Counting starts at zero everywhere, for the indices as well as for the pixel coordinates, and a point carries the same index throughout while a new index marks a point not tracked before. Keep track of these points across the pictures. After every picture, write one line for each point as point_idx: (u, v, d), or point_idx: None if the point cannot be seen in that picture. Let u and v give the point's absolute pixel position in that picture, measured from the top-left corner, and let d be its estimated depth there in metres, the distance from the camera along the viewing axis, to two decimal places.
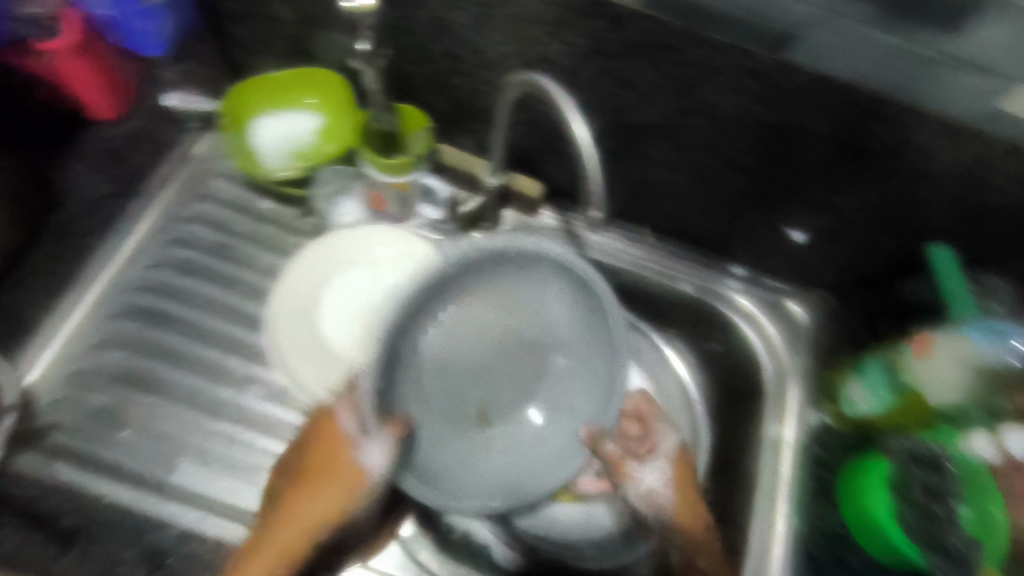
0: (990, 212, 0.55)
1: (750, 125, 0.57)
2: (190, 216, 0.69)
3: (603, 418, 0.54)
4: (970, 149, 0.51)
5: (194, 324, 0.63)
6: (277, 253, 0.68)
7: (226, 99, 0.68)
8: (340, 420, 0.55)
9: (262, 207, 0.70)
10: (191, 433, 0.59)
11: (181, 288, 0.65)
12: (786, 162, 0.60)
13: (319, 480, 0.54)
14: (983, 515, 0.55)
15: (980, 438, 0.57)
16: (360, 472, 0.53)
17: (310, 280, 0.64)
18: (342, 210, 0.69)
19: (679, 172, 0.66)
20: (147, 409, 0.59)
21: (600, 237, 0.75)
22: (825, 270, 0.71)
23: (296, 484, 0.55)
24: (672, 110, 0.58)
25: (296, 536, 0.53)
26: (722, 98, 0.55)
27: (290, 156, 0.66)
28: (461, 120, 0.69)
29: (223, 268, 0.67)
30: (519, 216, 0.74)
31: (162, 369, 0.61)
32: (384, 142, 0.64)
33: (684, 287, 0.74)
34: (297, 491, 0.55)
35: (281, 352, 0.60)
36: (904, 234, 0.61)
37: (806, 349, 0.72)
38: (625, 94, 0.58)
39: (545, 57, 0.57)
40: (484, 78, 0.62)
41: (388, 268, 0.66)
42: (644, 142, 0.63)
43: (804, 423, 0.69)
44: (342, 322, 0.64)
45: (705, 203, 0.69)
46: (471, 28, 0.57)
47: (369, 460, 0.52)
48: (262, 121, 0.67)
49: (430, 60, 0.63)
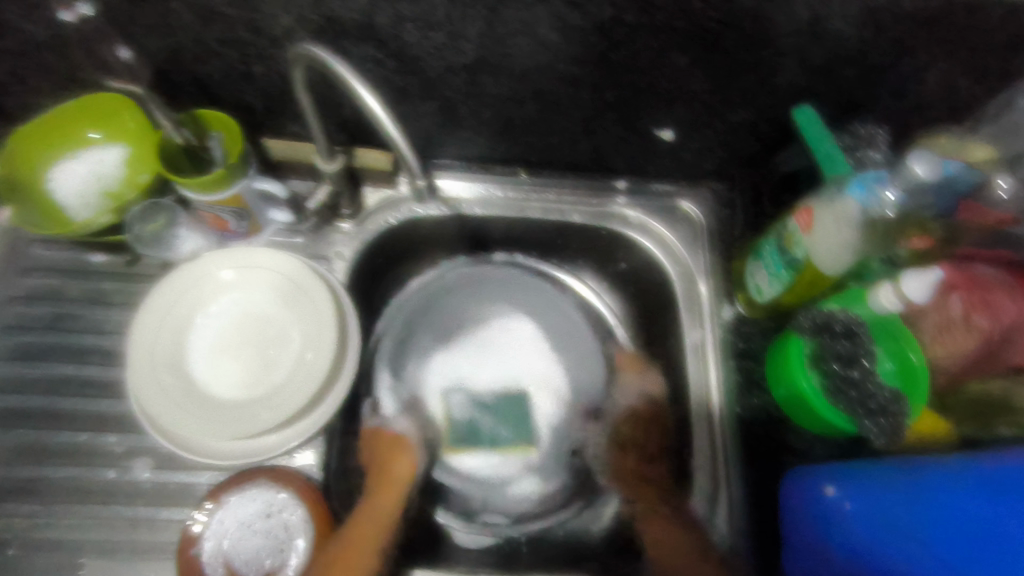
0: (837, 58, 0.52)
1: (572, 34, 0.52)
2: (16, 294, 0.62)
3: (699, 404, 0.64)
4: (796, 2, 0.47)
5: (55, 412, 0.58)
6: (126, 308, 0.61)
7: (1, 157, 0.57)
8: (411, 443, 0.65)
9: (94, 262, 0.63)
10: (88, 527, 0.55)
11: (30, 378, 0.59)
12: (625, 63, 0.55)
13: (393, 467, 0.62)
14: (905, 364, 0.55)
15: (884, 290, 0.55)
16: (409, 444, 0.64)
17: (163, 327, 0.58)
18: (183, 243, 0.62)
19: (525, 101, 0.60)
20: (30, 517, 0.55)
21: (473, 191, 0.70)
22: (707, 159, 0.68)
23: (371, 480, 0.61)
24: (486, 39, 0.52)
25: (387, 504, 0.59)
26: (531, 13, 0.49)
27: (101, 198, 0.60)
28: (279, 107, 0.61)
29: (69, 342, 0.60)
30: (382, 192, 0.68)
31: (33, 471, 0.56)
32: (194, 158, 0.58)
33: (574, 218, 0.70)
34: (382, 475, 0.61)
35: (152, 414, 0.54)
36: (765, 102, 0.58)
37: (708, 244, 0.69)
38: (432, 35, 0.52)
39: (330, 17, 0.50)
40: (279, 56, 0.55)
41: (241, 288, 0.60)
42: (476, 81, 0.57)
43: (719, 319, 0.67)
44: (214, 360, 0.58)
45: (563, 126, 0.64)
46: (234, 6, 0.49)
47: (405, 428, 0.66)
48: (58, 171, 0.60)
49: (213, 53, 0.54)
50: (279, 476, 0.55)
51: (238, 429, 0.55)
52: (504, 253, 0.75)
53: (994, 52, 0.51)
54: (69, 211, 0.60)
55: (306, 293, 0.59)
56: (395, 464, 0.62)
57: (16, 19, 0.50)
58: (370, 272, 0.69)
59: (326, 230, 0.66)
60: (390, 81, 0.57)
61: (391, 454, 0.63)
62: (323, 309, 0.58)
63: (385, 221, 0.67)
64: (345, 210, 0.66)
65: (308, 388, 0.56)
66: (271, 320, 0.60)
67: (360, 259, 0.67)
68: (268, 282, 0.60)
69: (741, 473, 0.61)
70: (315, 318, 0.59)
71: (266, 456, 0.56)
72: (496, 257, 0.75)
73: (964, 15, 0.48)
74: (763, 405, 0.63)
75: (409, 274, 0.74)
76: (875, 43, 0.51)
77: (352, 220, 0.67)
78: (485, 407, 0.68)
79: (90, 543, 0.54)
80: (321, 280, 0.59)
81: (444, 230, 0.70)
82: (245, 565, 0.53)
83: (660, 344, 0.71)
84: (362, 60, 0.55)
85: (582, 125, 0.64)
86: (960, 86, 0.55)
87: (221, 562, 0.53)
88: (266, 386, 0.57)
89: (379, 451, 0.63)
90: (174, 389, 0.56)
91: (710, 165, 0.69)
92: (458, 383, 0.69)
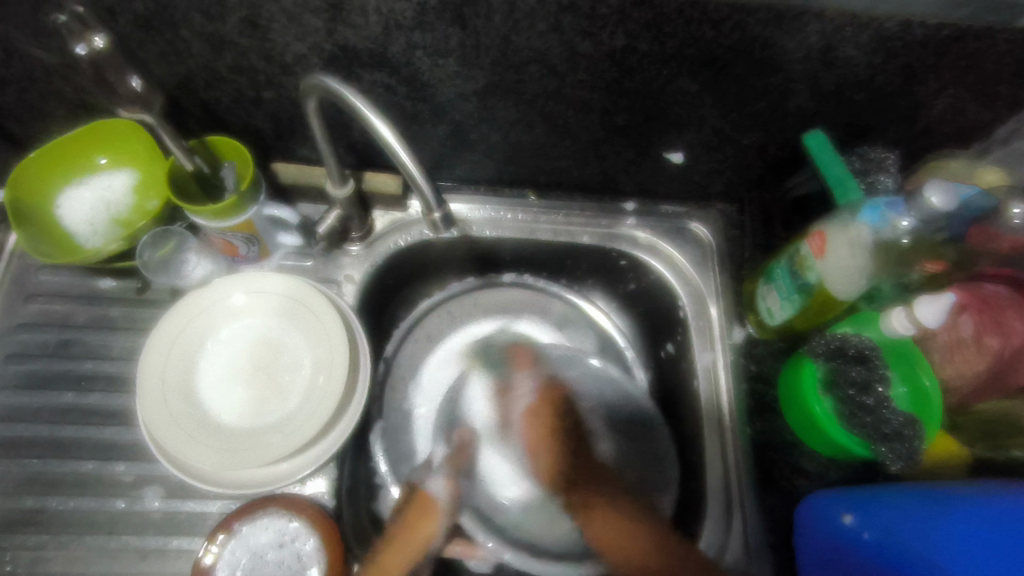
0: (848, 83, 0.52)
1: (583, 62, 0.52)
2: (22, 320, 0.61)
3: (709, 418, 0.64)
4: (809, 31, 0.47)
5: (62, 441, 0.57)
6: (133, 334, 0.61)
7: (8, 183, 0.57)
8: (437, 495, 0.60)
9: (102, 287, 0.62)
10: (94, 560, 0.54)
11: (36, 406, 0.58)
12: (636, 89, 0.55)
13: (420, 524, 0.58)
14: (917, 388, 0.55)
15: (896, 315, 0.55)
16: (434, 500, 0.59)
17: (174, 354, 0.57)
18: (192, 269, 0.62)
19: (535, 126, 0.60)
20: (35, 549, 0.54)
21: (483, 213, 0.70)
22: (715, 180, 0.68)
23: (398, 524, 0.57)
24: (498, 66, 0.52)
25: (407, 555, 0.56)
26: (544, 42, 0.49)
27: (110, 225, 0.59)
28: (288, 132, 0.61)
29: (76, 369, 0.59)
30: (390, 214, 0.68)
31: (40, 502, 0.56)
32: (203, 186, 0.58)
33: (583, 239, 0.70)
34: (410, 525, 0.57)
35: (162, 444, 0.54)
36: (776, 126, 0.59)
37: (718, 265, 0.69)
38: (443, 63, 0.52)
39: (342, 46, 0.50)
40: (289, 83, 0.55)
41: (251, 313, 0.60)
42: (487, 107, 0.57)
43: (730, 342, 0.66)
44: (225, 389, 0.58)
45: (573, 149, 0.64)
46: (245, 35, 0.49)
47: (436, 488, 0.60)
48: (67, 198, 0.60)
49: (223, 79, 0.54)
50: (288, 502, 0.55)
51: (249, 459, 0.54)
52: (514, 274, 0.75)
53: (1005, 79, 0.51)
54: (76, 236, 0.59)
55: (317, 319, 0.59)
56: (423, 521, 0.58)
57: (26, 47, 0.50)
58: (379, 294, 0.69)
59: (334, 253, 0.66)
60: (401, 106, 0.57)
61: (426, 510, 0.58)
62: (335, 336, 0.58)
63: (394, 244, 0.67)
64: (354, 233, 0.65)
65: (319, 415, 0.55)
66: (282, 345, 0.59)
67: (369, 282, 0.66)
68: (279, 307, 0.60)
69: (754, 499, 0.60)
70: (326, 344, 0.58)
71: (277, 484, 0.55)
72: (505, 277, 0.75)
73: (975, 44, 0.48)
74: (776, 428, 0.62)
75: (418, 295, 0.74)
76: (887, 69, 0.51)
77: (360, 243, 0.66)
78: (508, 427, 0.68)
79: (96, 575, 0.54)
80: (333, 306, 0.59)
81: (452, 252, 0.70)
82: None
83: (670, 365, 0.70)
84: (373, 86, 0.55)
85: (592, 149, 0.64)
86: (971, 110, 0.55)
87: None
88: (276, 414, 0.57)
89: (415, 498, 0.59)
90: (185, 418, 0.55)
91: (718, 185, 0.69)
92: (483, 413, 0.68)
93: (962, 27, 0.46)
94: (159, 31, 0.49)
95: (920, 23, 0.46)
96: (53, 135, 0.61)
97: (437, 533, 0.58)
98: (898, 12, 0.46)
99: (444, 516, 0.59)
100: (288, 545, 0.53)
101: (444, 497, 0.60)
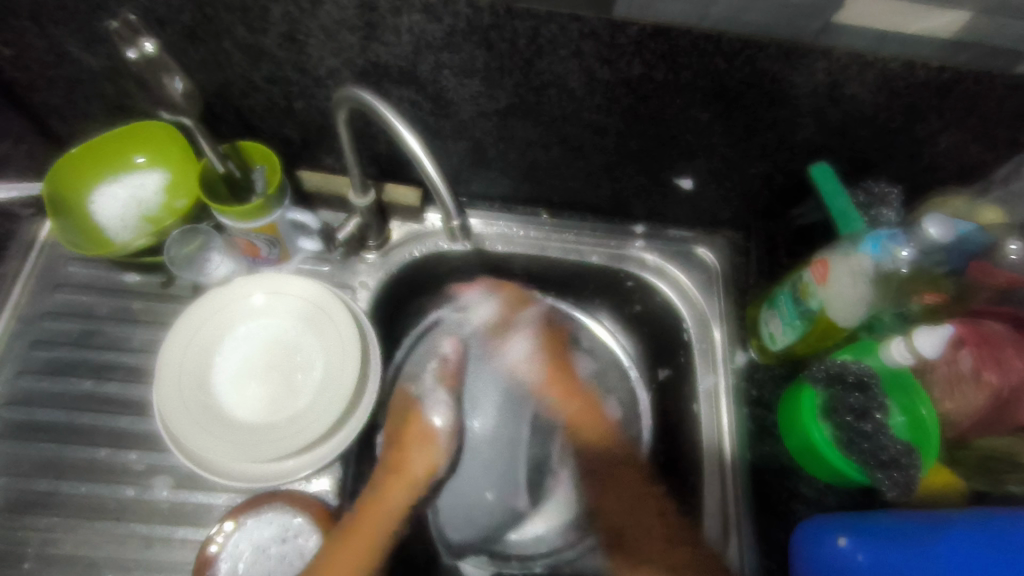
0: (853, 119, 0.55)
1: (601, 87, 0.54)
2: (47, 309, 0.63)
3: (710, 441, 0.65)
4: (817, 67, 0.50)
5: (78, 427, 0.59)
6: (153, 326, 0.63)
7: (47, 177, 0.60)
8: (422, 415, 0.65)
9: (126, 281, 0.65)
10: (100, 545, 0.55)
11: (56, 392, 0.60)
12: (650, 116, 0.57)
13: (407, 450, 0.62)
14: (915, 417, 0.56)
15: (896, 344, 0.56)
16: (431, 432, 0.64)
17: (190, 350, 0.59)
18: (213, 268, 0.64)
19: (551, 147, 0.63)
20: (46, 532, 0.56)
21: (496, 229, 0.72)
22: (723, 208, 0.70)
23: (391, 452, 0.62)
24: (520, 88, 0.55)
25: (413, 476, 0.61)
26: (565, 66, 0.52)
27: (140, 222, 0.62)
28: (315, 141, 0.64)
29: (97, 358, 0.61)
30: (407, 225, 0.70)
31: (53, 485, 0.57)
32: (233, 188, 0.60)
33: (592, 258, 0.71)
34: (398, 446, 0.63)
35: (175, 433, 0.56)
36: (783, 157, 0.61)
37: (722, 289, 0.70)
38: (468, 82, 0.54)
39: (373, 63, 0.53)
40: (321, 95, 0.57)
41: (268, 314, 0.62)
42: (507, 126, 0.60)
43: (732, 365, 0.67)
44: (237, 385, 0.59)
45: (586, 171, 0.67)
46: (283, 48, 0.52)
47: (438, 416, 0.65)
48: (102, 194, 0.63)
49: (259, 89, 0.57)
50: (294, 500, 0.56)
51: (258, 452, 0.56)
52: (523, 290, 0.77)
53: (1005, 121, 0.53)
54: (107, 231, 0.62)
55: (334, 326, 0.61)
56: (401, 482, 0.60)
57: (76, 50, 0.53)
58: (392, 303, 0.70)
59: (351, 259, 0.68)
60: (425, 122, 0.60)
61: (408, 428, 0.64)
62: (348, 339, 0.60)
63: (409, 253, 0.68)
64: (371, 241, 0.68)
65: (327, 414, 0.57)
66: (295, 348, 0.61)
67: (383, 290, 0.68)
68: (297, 310, 0.62)
69: (751, 520, 0.61)
70: (339, 345, 0.60)
71: (281, 480, 0.56)
72: (513, 293, 0.76)
73: (976, 87, 0.50)
74: (775, 452, 0.63)
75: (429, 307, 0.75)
76: (891, 107, 0.53)
77: (377, 252, 0.69)
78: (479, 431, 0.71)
79: (102, 560, 0.55)
80: (348, 310, 0.61)
81: (464, 267, 0.72)
82: None
83: (673, 386, 0.71)
84: (401, 101, 0.58)
85: (606, 171, 0.67)
86: (972, 150, 0.57)
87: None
88: (286, 411, 0.58)
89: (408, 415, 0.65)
90: (198, 409, 0.57)
91: (727, 213, 0.71)
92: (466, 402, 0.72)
93: (963, 70, 0.49)
94: (204, 40, 0.52)
95: (922, 65, 0.49)
96: (91, 134, 0.64)
97: (435, 465, 0.63)
98: (901, 54, 0.48)
99: (439, 450, 0.63)
100: (288, 541, 0.55)
101: (444, 429, 0.65)
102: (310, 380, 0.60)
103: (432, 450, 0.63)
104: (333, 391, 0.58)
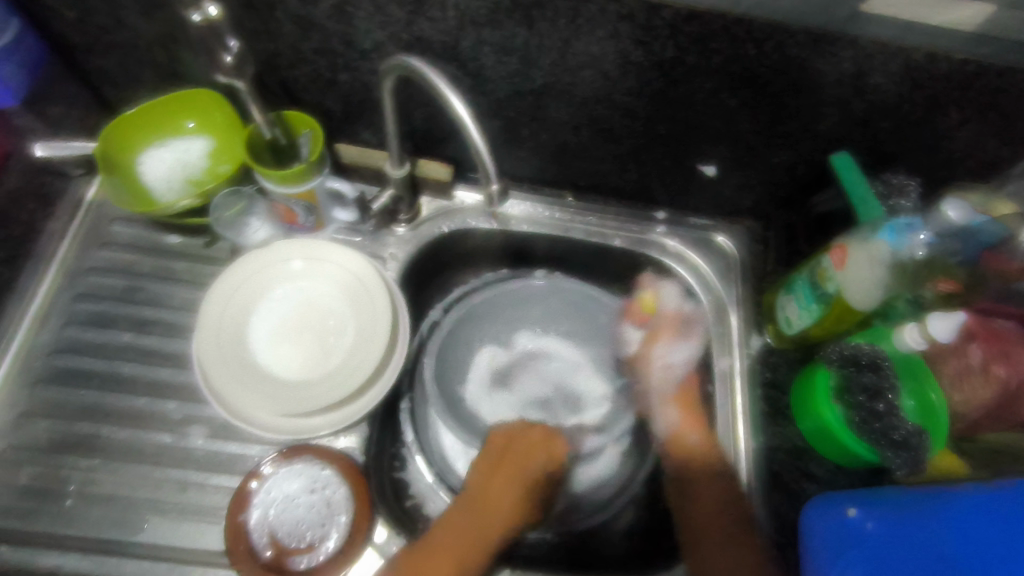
0: (877, 109, 0.57)
1: (634, 69, 0.57)
2: (93, 265, 0.66)
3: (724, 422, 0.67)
4: (844, 56, 0.52)
5: (119, 376, 0.61)
6: (193, 286, 0.66)
7: (100, 138, 0.63)
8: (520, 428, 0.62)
9: (168, 242, 0.68)
10: (139, 487, 0.58)
11: (99, 342, 0.63)
12: (679, 99, 0.60)
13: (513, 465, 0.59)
14: (924, 401, 0.58)
15: (909, 330, 0.58)
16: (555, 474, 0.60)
17: (230, 304, 0.62)
18: (252, 232, 0.66)
19: (582, 128, 0.65)
20: (87, 472, 0.58)
21: (522, 209, 0.75)
22: (744, 196, 0.72)
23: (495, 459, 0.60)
24: (556, 68, 0.57)
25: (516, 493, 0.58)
26: (601, 47, 0.54)
27: (184, 184, 0.65)
28: (355, 114, 0.67)
29: (137, 313, 0.64)
30: (437, 201, 0.73)
31: (95, 429, 0.60)
32: (277, 154, 0.63)
33: (615, 242, 0.74)
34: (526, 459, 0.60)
35: (212, 383, 0.58)
36: (806, 146, 0.63)
37: (740, 277, 0.73)
38: (507, 60, 0.57)
39: (417, 38, 0.56)
40: (364, 68, 0.60)
41: (305, 277, 0.65)
42: (540, 105, 0.63)
43: (748, 348, 0.70)
44: (273, 343, 0.62)
45: (614, 153, 0.69)
46: (333, 20, 0.55)
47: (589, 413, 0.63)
48: (149, 158, 0.65)
49: (305, 61, 0.60)
50: (322, 454, 0.58)
51: (290, 405, 0.58)
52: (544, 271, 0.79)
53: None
54: (152, 191, 0.65)
55: (366, 289, 0.63)
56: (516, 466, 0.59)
57: (137, 16, 0.56)
58: (420, 276, 0.73)
59: (382, 231, 0.71)
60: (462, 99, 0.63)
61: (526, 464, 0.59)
62: (377, 298, 0.62)
63: (438, 228, 0.71)
64: (402, 215, 0.70)
65: (358, 371, 0.59)
66: (328, 310, 0.64)
67: (412, 262, 0.71)
68: (330, 274, 0.64)
69: (762, 497, 0.63)
70: (369, 304, 0.63)
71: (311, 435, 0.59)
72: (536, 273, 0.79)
73: (997, 81, 0.52)
74: (787, 432, 0.64)
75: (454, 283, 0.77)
76: (913, 99, 0.55)
77: (407, 225, 0.71)
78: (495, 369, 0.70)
79: (139, 501, 0.57)
80: (379, 272, 0.63)
81: (490, 244, 0.74)
82: (284, 531, 0.56)
83: None
84: None
85: (633, 155, 0.69)
86: (990, 144, 0.59)
87: (264, 524, 0.56)
88: (319, 368, 0.61)
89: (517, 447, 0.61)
90: (235, 363, 0.60)
91: (748, 202, 0.73)
92: (533, 360, 0.71)
93: (985, 63, 0.51)
94: (258, 10, 0.55)
95: (945, 56, 0.51)
96: (141, 101, 0.67)
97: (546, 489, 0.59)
98: (924, 45, 0.50)
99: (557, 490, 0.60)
100: (316, 493, 0.57)
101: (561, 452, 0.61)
102: (344, 336, 0.62)
103: (544, 456, 0.60)
104: (365, 342, 0.61)
